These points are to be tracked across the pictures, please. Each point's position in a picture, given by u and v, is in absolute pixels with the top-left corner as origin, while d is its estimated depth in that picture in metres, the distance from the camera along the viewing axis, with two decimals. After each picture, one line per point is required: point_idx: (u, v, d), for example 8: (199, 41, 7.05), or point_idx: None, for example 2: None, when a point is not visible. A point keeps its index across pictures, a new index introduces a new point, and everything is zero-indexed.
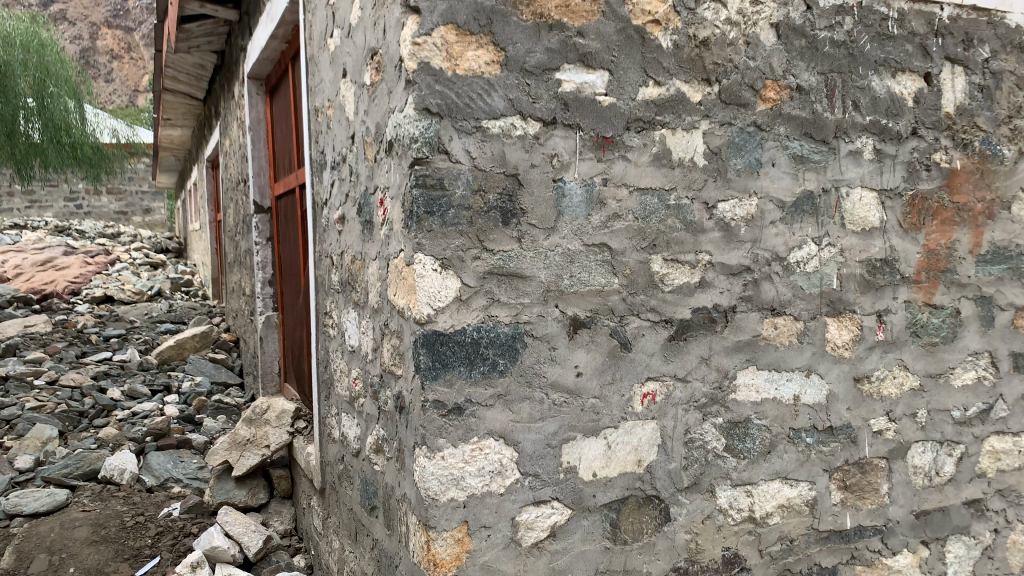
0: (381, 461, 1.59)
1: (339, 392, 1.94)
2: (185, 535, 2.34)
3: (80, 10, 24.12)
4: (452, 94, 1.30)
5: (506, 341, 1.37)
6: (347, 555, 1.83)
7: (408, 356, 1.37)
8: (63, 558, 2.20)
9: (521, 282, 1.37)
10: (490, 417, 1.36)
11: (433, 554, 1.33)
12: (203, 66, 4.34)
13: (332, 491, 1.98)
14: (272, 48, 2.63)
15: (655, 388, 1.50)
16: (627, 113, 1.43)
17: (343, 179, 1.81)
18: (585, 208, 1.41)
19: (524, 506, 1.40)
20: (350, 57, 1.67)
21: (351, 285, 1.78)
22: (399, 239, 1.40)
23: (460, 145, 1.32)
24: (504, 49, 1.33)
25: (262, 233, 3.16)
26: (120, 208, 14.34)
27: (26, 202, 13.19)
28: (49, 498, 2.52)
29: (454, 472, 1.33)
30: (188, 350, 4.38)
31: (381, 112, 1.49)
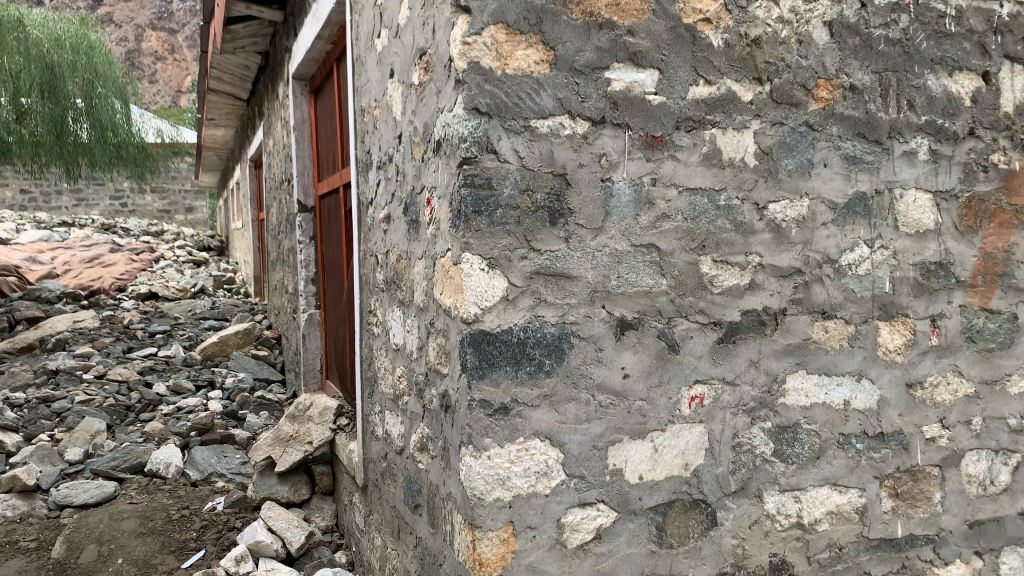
0: (426, 459, 1.59)
1: (382, 390, 1.95)
2: (229, 529, 2.37)
3: (127, 12, 24.65)
4: (501, 94, 1.30)
5: (552, 342, 1.36)
6: (390, 552, 1.84)
7: (455, 355, 1.38)
8: (111, 549, 2.25)
9: (568, 282, 1.37)
10: (536, 418, 1.36)
11: (478, 554, 1.33)
12: (248, 67, 4.41)
13: (375, 489, 1.99)
14: (317, 49, 2.65)
15: (703, 391, 1.48)
16: (677, 113, 1.42)
17: (389, 179, 1.82)
18: (633, 208, 1.40)
19: (570, 507, 1.39)
20: (398, 57, 1.68)
21: (396, 284, 1.79)
22: (446, 238, 1.40)
23: (509, 144, 1.31)
24: (554, 48, 1.32)
25: (306, 232, 3.19)
26: (164, 206, 14.61)
27: (74, 201, 13.53)
28: (98, 490, 2.57)
29: (501, 472, 1.33)
30: (231, 346, 4.45)
31: (429, 112, 1.49)
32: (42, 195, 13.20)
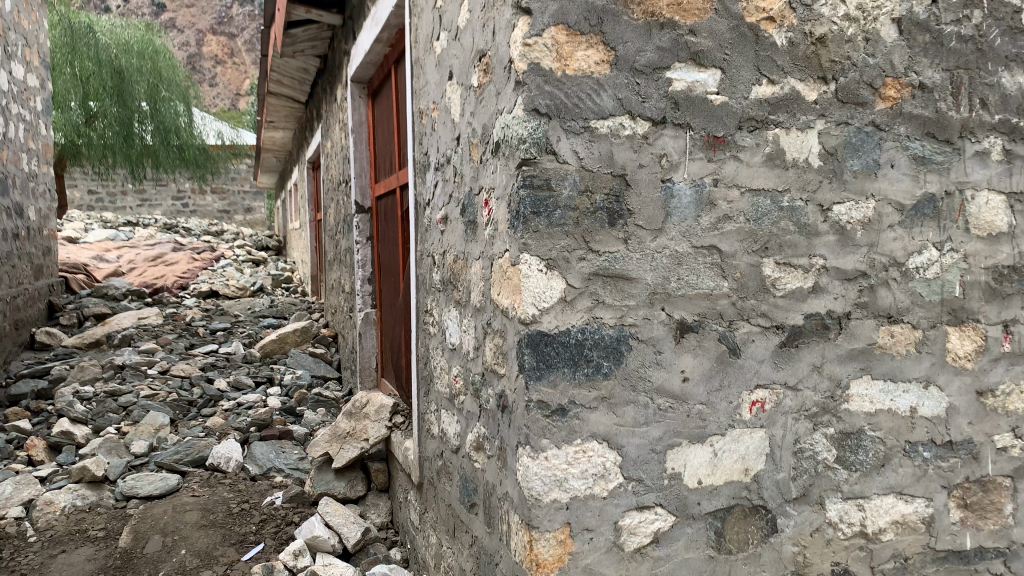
0: (482, 459, 1.60)
1: (438, 389, 1.96)
2: (287, 524, 2.41)
3: (189, 18, 25.31)
4: (562, 95, 1.29)
5: (611, 344, 1.35)
6: (445, 550, 1.85)
7: (513, 355, 1.38)
8: (175, 540, 2.31)
9: (627, 283, 1.36)
10: (594, 420, 1.35)
11: (535, 554, 1.33)
12: (306, 70, 4.49)
13: (430, 487, 2.01)
14: (375, 52, 2.69)
15: (765, 396, 1.46)
16: (739, 112, 1.40)
17: (447, 180, 1.84)
18: (694, 209, 1.39)
19: (628, 510, 1.38)
20: (457, 59, 1.69)
21: (453, 284, 1.80)
22: (504, 238, 1.40)
23: (569, 145, 1.31)
24: (614, 49, 1.31)
25: (363, 232, 3.24)
26: (224, 206, 14.98)
27: (138, 201, 13.98)
28: (162, 483, 2.66)
29: (559, 474, 1.33)
30: (290, 343, 4.53)
31: (488, 113, 1.50)
32: (108, 195, 13.69)
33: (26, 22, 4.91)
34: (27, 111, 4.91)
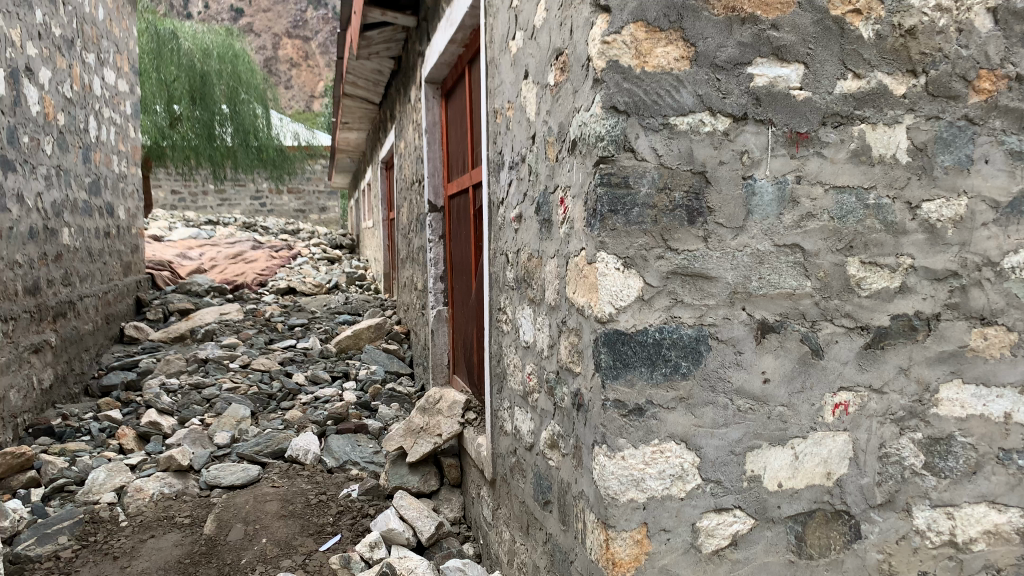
0: (557, 457, 1.60)
1: (512, 386, 1.97)
2: (363, 516, 2.47)
3: (265, 22, 26.00)
4: (640, 92, 1.29)
5: (689, 343, 1.34)
6: (519, 547, 1.86)
7: (589, 354, 1.38)
8: (256, 529, 2.39)
9: (706, 282, 1.34)
10: (672, 420, 1.34)
11: (612, 553, 1.32)
12: (381, 71, 4.57)
13: (503, 483, 2.02)
14: (449, 53, 2.72)
15: (848, 399, 1.42)
16: (823, 108, 1.36)
17: (521, 179, 1.84)
18: (777, 206, 1.36)
19: (705, 512, 1.37)
20: (533, 58, 1.70)
21: (527, 283, 1.81)
22: (581, 237, 1.40)
23: (647, 142, 1.30)
24: (694, 45, 1.30)
25: (435, 231, 3.28)
26: (300, 206, 15.35)
27: (218, 200, 14.45)
28: (244, 473, 2.75)
29: (635, 473, 1.32)
30: (364, 339, 4.62)
31: (565, 112, 1.50)
32: (190, 195, 14.22)
33: (116, 29, 5.14)
34: (117, 115, 5.14)
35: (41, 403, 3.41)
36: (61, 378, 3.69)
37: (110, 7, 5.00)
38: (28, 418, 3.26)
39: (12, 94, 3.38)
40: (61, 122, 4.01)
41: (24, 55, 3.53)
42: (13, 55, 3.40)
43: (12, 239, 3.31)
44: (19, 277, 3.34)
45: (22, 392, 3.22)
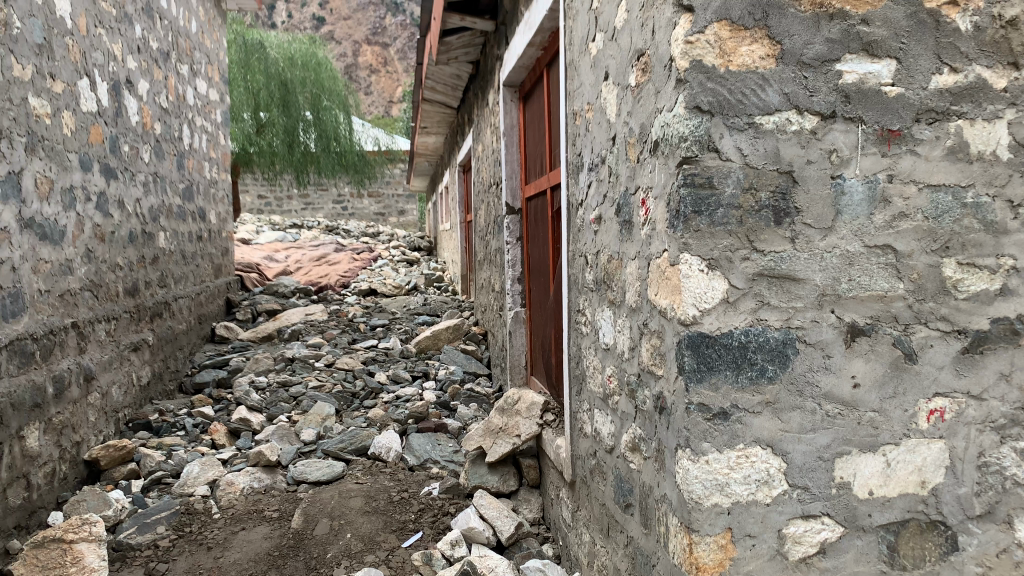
0: (638, 460, 1.60)
1: (592, 388, 1.97)
2: (444, 514, 2.51)
3: (346, 30, 26.71)
4: (725, 91, 1.27)
5: (776, 347, 1.31)
6: (600, 549, 1.86)
7: (672, 357, 1.37)
8: (341, 524, 2.45)
9: (794, 284, 1.31)
10: (758, 425, 1.32)
11: (696, 557, 1.31)
12: (459, 76, 4.63)
13: (583, 485, 2.02)
14: (528, 56, 2.73)
15: (944, 405, 1.37)
16: (917, 103, 1.32)
17: (601, 180, 1.84)
18: (867, 206, 1.32)
19: (792, 519, 1.34)
20: (614, 59, 1.70)
21: (607, 284, 1.81)
22: (663, 238, 1.39)
23: (732, 142, 1.28)
24: (781, 42, 1.28)
25: (513, 233, 3.31)
26: (380, 209, 15.70)
27: (302, 204, 14.90)
28: (329, 470, 2.84)
29: (719, 478, 1.30)
30: (443, 340, 4.69)
31: (646, 113, 1.49)
32: (276, 200, 14.74)
33: (208, 42, 5.36)
34: (209, 124, 5.37)
35: (140, 399, 3.58)
36: (158, 375, 3.87)
37: (202, 20, 5.23)
38: (128, 413, 3.43)
39: (114, 105, 3.57)
40: (158, 131, 4.20)
41: (125, 68, 3.73)
42: (115, 68, 3.59)
43: (114, 243, 3.49)
44: (120, 279, 3.53)
45: (123, 388, 3.39)
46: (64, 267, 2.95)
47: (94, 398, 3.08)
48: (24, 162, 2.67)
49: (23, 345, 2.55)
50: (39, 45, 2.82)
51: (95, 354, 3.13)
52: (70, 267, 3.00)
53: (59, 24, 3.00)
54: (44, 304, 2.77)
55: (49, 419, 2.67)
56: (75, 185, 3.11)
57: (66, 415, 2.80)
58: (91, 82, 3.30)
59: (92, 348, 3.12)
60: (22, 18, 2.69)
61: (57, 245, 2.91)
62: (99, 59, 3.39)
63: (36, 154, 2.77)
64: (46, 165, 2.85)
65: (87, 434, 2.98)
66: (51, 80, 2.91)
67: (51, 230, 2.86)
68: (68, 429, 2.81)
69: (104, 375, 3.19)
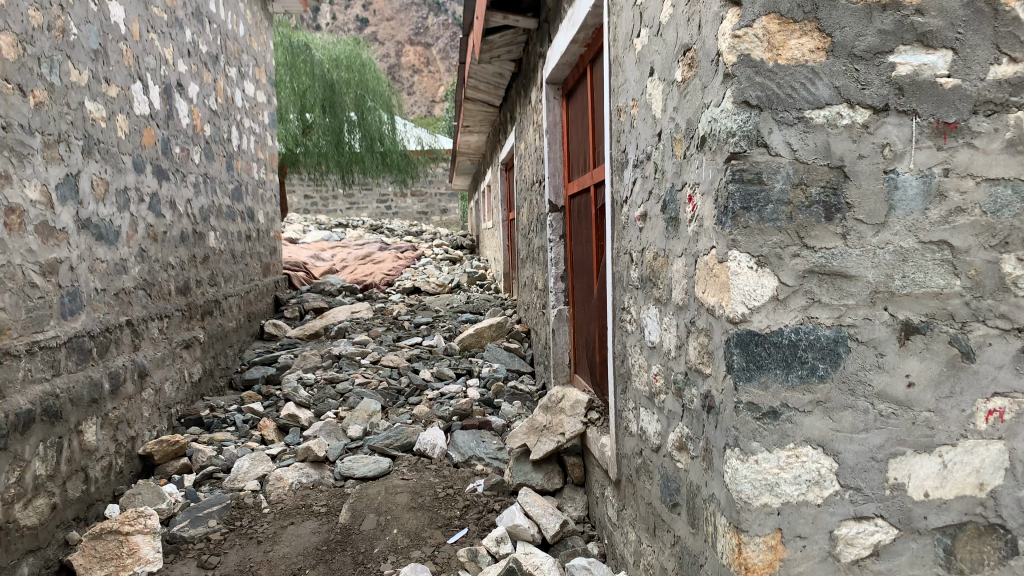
0: (685, 459, 1.58)
1: (637, 386, 1.96)
2: (489, 511, 2.52)
3: (390, 31, 26.99)
4: (774, 85, 1.25)
5: (827, 345, 1.29)
6: (646, 548, 1.85)
7: (720, 355, 1.35)
8: (388, 519, 2.48)
9: (845, 282, 1.29)
10: (809, 424, 1.30)
11: (744, 557, 1.30)
12: (502, 74, 4.64)
13: (629, 484, 2.01)
14: (571, 53, 2.73)
15: (1004, 405, 1.33)
16: (975, 95, 1.29)
17: (647, 177, 1.82)
18: (922, 201, 1.29)
19: (844, 520, 1.31)
20: (659, 55, 1.68)
21: (653, 282, 1.79)
22: (711, 235, 1.38)
23: (781, 137, 1.27)
24: (831, 34, 1.25)
25: (556, 231, 3.31)
26: (423, 208, 15.83)
27: (347, 203, 15.09)
28: (375, 465, 2.88)
29: (769, 478, 1.29)
30: (486, 338, 4.71)
31: (693, 108, 1.47)
32: (322, 200, 14.97)
33: (256, 45, 5.46)
34: (257, 125, 5.47)
35: (192, 395, 3.67)
36: (208, 372, 3.95)
37: (250, 23, 5.33)
38: (181, 408, 3.51)
39: (166, 108, 3.66)
40: (207, 132, 4.29)
41: (176, 71, 3.81)
42: (167, 72, 3.67)
43: (166, 243, 3.58)
44: (172, 278, 3.61)
45: (176, 384, 3.48)
46: (118, 266, 3.03)
47: (148, 394, 3.15)
48: (81, 164, 2.75)
49: (81, 343, 2.63)
50: (95, 51, 2.90)
51: (149, 351, 3.21)
52: (124, 267, 3.08)
53: (113, 30, 3.08)
54: (101, 303, 2.85)
55: (106, 413, 2.75)
56: (129, 186, 3.19)
57: (122, 411, 2.88)
58: (143, 86, 3.38)
59: (145, 345, 3.20)
60: (79, 24, 2.77)
61: (113, 245, 2.99)
62: (151, 63, 3.47)
63: (92, 156, 2.85)
64: (101, 167, 2.93)
65: (141, 429, 3.06)
66: (106, 85, 2.99)
67: (107, 230, 2.94)
68: (123, 424, 2.88)
69: (158, 371, 3.27)
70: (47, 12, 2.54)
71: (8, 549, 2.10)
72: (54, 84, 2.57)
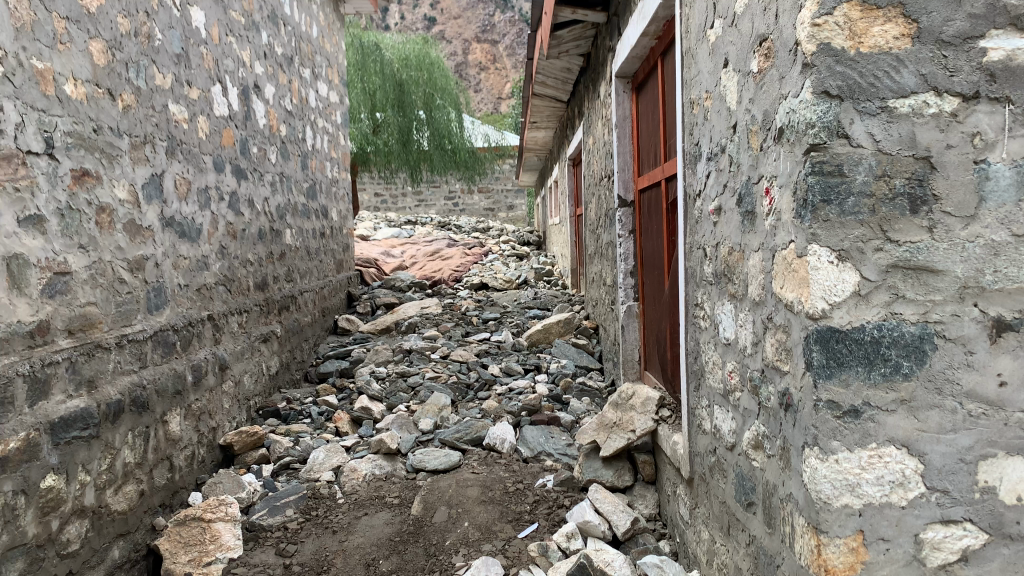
0: (762, 458, 1.55)
1: (711, 384, 1.93)
2: (559, 506, 2.52)
3: (456, 29, 27.27)
4: (855, 74, 1.22)
5: (912, 342, 1.25)
6: (719, 547, 1.82)
7: (799, 352, 1.33)
8: (459, 512, 2.50)
9: (932, 276, 1.24)
10: (892, 423, 1.25)
11: (824, 559, 1.27)
12: (570, 69, 4.63)
13: (702, 482, 1.99)
14: (642, 46, 2.71)
15: None
16: None
17: (721, 170, 1.79)
18: (1015, 191, 1.23)
19: (930, 523, 1.26)
20: (734, 46, 1.65)
21: (728, 277, 1.76)
22: (789, 229, 1.35)
23: (863, 128, 1.23)
24: (916, 20, 1.21)
25: (626, 226, 3.29)
26: (489, 205, 15.88)
27: (415, 201, 15.33)
28: (446, 459, 2.91)
29: (850, 478, 1.25)
30: (555, 334, 4.70)
31: (770, 99, 1.44)
32: (392, 198, 15.28)
33: (329, 46, 5.58)
34: (331, 125, 5.59)
35: (270, 387, 3.78)
36: (285, 365, 4.07)
37: (323, 25, 5.45)
38: (259, 400, 3.63)
39: (244, 109, 3.77)
40: (283, 132, 4.41)
41: (254, 74, 3.92)
42: (244, 74, 3.79)
43: (245, 240, 3.69)
44: (251, 274, 3.73)
45: (255, 377, 3.59)
46: (200, 262, 3.14)
47: (229, 386, 3.26)
48: (165, 164, 2.86)
49: (166, 336, 2.74)
50: (177, 54, 3.00)
51: (229, 345, 3.32)
52: (206, 263, 3.19)
53: (194, 34, 3.19)
54: (184, 298, 2.96)
55: (189, 405, 2.86)
56: (210, 185, 3.30)
57: (204, 402, 2.99)
58: (222, 88, 3.49)
59: (226, 339, 3.31)
60: (163, 29, 2.88)
61: (195, 242, 3.10)
62: (230, 66, 3.58)
63: (176, 157, 2.96)
64: (184, 167, 3.04)
65: (222, 420, 3.16)
66: (188, 87, 3.10)
67: (189, 228, 3.05)
68: (205, 415, 2.99)
69: (238, 364, 3.38)
70: (134, 19, 2.65)
71: (100, 533, 2.21)
72: (140, 88, 2.67)
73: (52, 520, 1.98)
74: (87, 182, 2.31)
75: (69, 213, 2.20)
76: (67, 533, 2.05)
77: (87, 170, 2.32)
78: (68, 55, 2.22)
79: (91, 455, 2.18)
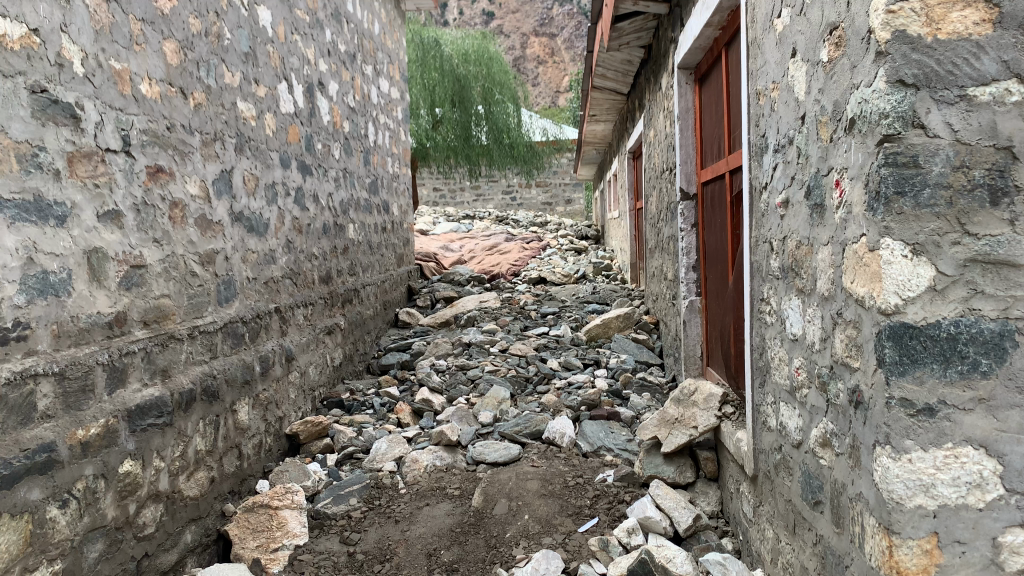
0: (830, 456, 1.52)
1: (777, 380, 1.89)
2: (620, 502, 2.50)
3: (514, 23, 27.31)
4: (932, 62, 1.18)
5: (992, 339, 1.20)
6: (784, 546, 1.80)
7: (870, 348, 1.29)
8: (519, 504, 2.52)
9: (1012, 271, 1.20)
10: (969, 423, 1.21)
11: (895, 561, 1.24)
12: (630, 61, 4.58)
13: (766, 480, 1.96)
14: (705, 36, 2.67)
15: None
16: None
17: (788, 162, 1.76)
18: None
19: (1009, 527, 1.21)
20: (803, 35, 1.61)
21: (796, 271, 1.73)
22: (861, 222, 1.31)
23: (940, 117, 1.19)
24: (998, 5, 1.17)
25: (688, 219, 3.25)
26: (547, 199, 15.86)
27: (473, 196, 15.43)
28: (506, 452, 2.93)
29: (924, 478, 1.22)
30: (614, 328, 4.68)
31: (841, 89, 1.40)
32: (450, 191, 15.43)
33: (390, 42, 5.65)
34: (392, 121, 5.66)
35: (333, 378, 3.86)
36: (348, 357, 4.14)
37: (384, 22, 5.52)
38: (324, 391, 3.71)
39: (308, 106, 3.84)
40: (346, 128, 4.48)
41: (318, 71, 4.00)
42: (309, 72, 3.86)
43: (310, 234, 3.77)
44: (316, 268, 3.80)
45: (319, 368, 3.67)
46: (268, 256, 3.22)
47: (295, 376, 3.34)
48: (234, 160, 2.94)
49: (235, 328, 2.82)
50: (245, 53, 3.08)
51: (295, 337, 3.40)
52: (273, 256, 3.27)
53: (262, 33, 3.26)
54: (252, 291, 3.04)
55: (257, 394, 2.93)
56: (276, 180, 3.38)
57: (271, 392, 3.06)
58: (288, 86, 3.57)
59: (292, 331, 3.39)
60: (232, 29, 2.95)
61: (262, 236, 3.18)
62: (295, 63, 3.66)
63: (244, 154, 3.03)
64: (252, 163, 3.12)
65: (288, 409, 3.24)
66: (256, 85, 3.18)
67: (257, 222, 3.13)
68: (272, 405, 3.07)
69: (303, 355, 3.45)
70: (205, 19, 2.72)
71: (174, 517, 2.29)
72: (210, 87, 2.75)
73: (129, 504, 2.07)
74: (161, 179, 2.39)
75: (144, 208, 2.28)
76: (144, 516, 2.13)
77: (162, 167, 2.39)
78: (144, 55, 2.30)
79: (165, 442, 2.26)
